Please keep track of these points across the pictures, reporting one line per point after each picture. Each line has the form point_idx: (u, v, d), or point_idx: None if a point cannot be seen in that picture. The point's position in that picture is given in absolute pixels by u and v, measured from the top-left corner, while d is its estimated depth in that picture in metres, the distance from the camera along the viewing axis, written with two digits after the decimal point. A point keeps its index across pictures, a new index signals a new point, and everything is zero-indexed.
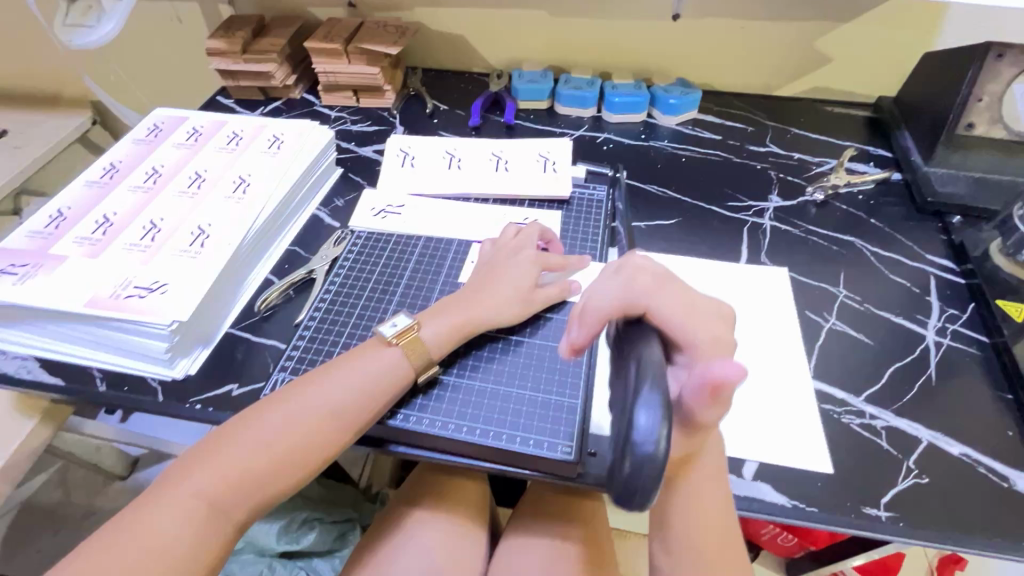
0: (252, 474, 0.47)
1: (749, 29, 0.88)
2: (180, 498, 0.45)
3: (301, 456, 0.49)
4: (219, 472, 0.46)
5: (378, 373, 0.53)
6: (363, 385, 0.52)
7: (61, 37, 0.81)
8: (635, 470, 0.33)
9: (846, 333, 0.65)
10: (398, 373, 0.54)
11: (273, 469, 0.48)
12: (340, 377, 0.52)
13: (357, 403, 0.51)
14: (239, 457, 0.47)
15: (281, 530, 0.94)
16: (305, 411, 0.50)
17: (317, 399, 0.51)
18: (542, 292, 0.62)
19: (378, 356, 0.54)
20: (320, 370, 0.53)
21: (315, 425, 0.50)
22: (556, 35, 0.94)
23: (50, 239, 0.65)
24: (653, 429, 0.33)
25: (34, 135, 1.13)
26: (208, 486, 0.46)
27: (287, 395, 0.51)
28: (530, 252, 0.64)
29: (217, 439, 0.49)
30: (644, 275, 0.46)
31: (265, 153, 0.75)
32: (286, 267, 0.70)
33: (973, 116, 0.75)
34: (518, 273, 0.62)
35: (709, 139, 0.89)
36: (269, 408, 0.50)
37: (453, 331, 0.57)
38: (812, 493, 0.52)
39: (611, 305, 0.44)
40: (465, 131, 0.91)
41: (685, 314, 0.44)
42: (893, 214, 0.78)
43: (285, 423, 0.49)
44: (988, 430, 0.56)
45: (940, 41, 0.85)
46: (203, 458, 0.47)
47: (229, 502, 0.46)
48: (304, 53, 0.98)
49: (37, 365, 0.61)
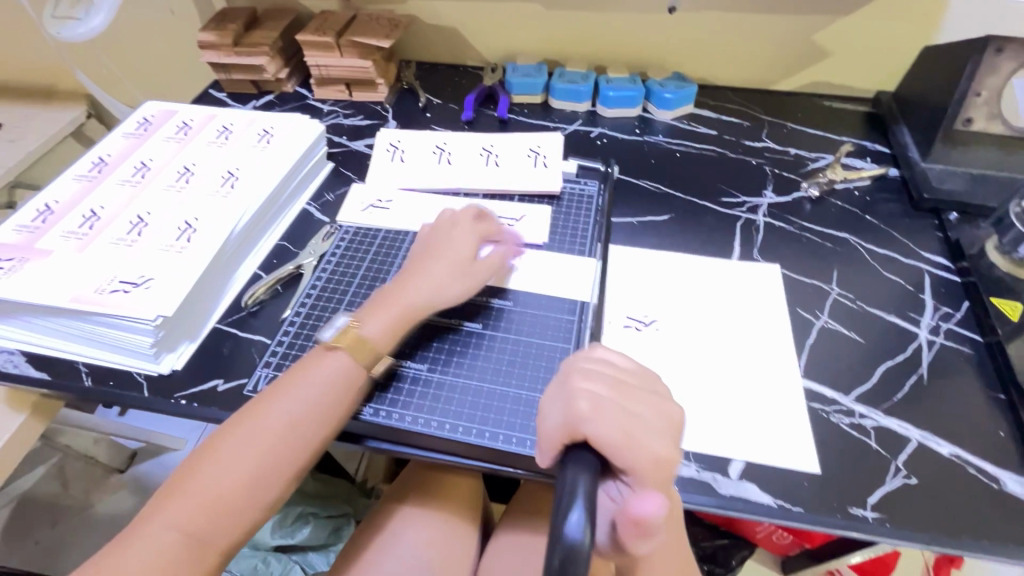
0: (227, 500, 0.47)
1: (745, 21, 0.87)
2: (157, 529, 0.44)
3: (272, 474, 0.48)
4: (192, 500, 0.46)
5: (334, 378, 0.53)
6: (328, 394, 0.52)
7: (50, 29, 0.81)
8: (564, 567, 0.30)
9: (838, 331, 0.64)
10: (350, 373, 0.54)
11: (250, 491, 0.47)
12: (303, 388, 0.52)
13: (324, 414, 0.51)
14: (209, 484, 0.47)
15: (275, 525, 0.96)
16: (271, 430, 0.50)
17: (277, 414, 0.50)
18: (479, 267, 0.62)
19: (328, 360, 0.54)
20: (277, 385, 0.53)
21: (285, 442, 0.49)
22: (550, 28, 0.93)
23: (37, 233, 0.64)
24: (582, 528, 0.31)
25: (29, 129, 1.13)
26: (184, 516, 0.45)
27: (248, 415, 0.50)
28: (462, 229, 0.64)
29: (188, 470, 0.48)
30: (600, 387, 0.42)
31: (254, 147, 0.75)
32: (274, 263, 0.70)
33: (972, 110, 0.74)
34: (453, 252, 0.62)
35: (703, 134, 0.88)
36: (232, 431, 0.49)
37: (390, 316, 0.57)
38: (798, 493, 0.51)
39: (560, 430, 0.39)
40: (458, 125, 0.90)
41: (625, 439, 0.39)
42: (889, 210, 0.77)
43: (249, 444, 0.49)
44: (980, 431, 0.56)
45: (940, 34, 0.83)
46: (176, 491, 0.47)
47: (207, 528, 0.45)
48: (296, 47, 0.97)
49: (24, 360, 0.61)
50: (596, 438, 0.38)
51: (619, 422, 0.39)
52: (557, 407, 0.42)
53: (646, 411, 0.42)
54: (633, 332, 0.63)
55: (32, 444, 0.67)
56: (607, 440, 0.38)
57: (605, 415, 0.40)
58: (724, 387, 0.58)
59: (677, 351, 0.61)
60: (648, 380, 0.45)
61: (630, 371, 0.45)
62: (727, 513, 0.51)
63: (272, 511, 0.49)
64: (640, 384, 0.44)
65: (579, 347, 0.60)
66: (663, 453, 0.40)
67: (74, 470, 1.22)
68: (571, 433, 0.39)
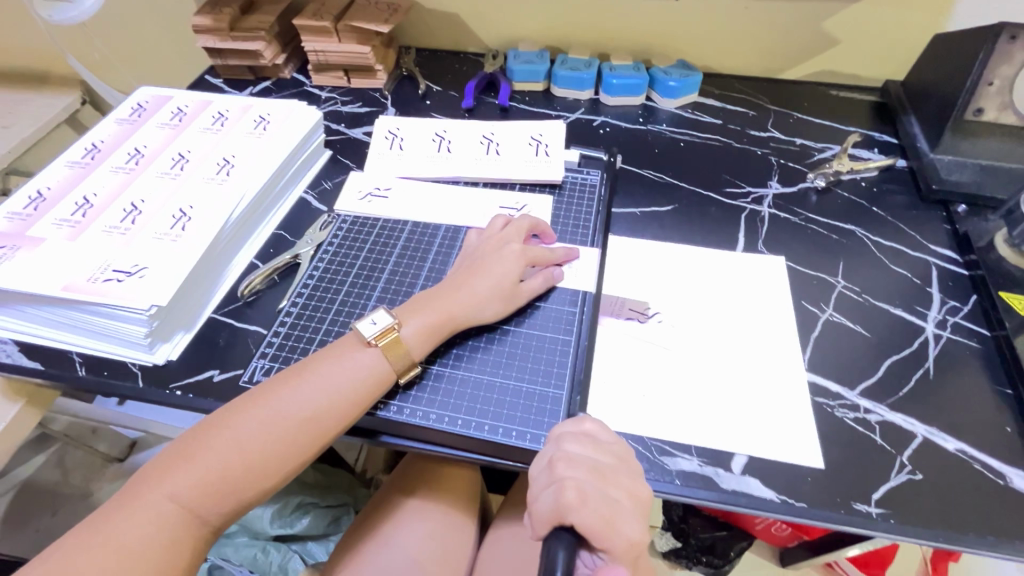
0: (227, 478, 0.46)
1: (753, 8, 0.85)
2: (154, 498, 0.44)
3: (277, 460, 0.48)
4: (194, 475, 0.45)
5: (356, 374, 0.52)
6: (345, 387, 0.51)
7: (42, 12, 0.80)
8: None
9: (844, 324, 0.63)
10: (376, 373, 0.52)
11: (250, 473, 0.47)
12: (320, 377, 0.51)
13: (337, 407, 0.50)
14: (213, 461, 0.46)
15: (274, 514, 0.93)
16: (282, 415, 0.49)
17: (294, 401, 0.49)
18: (524, 290, 0.60)
19: (357, 357, 0.52)
20: (294, 370, 0.52)
21: (294, 430, 0.49)
22: (553, 13, 0.91)
23: (29, 220, 0.63)
24: None
25: (22, 114, 1.12)
26: (184, 488, 0.45)
27: (260, 396, 0.49)
28: (516, 242, 0.62)
29: (191, 440, 0.47)
30: (584, 468, 0.42)
31: (250, 134, 0.74)
32: (271, 252, 0.69)
33: (983, 100, 0.73)
34: (503, 269, 0.59)
35: (708, 123, 0.87)
36: (241, 410, 0.48)
37: (432, 324, 0.56)
38: (801, 488, 0.51)
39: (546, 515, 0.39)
40: (459, 113, 0.89)
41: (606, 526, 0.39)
42: (896, 202, 0.76)
43: (259, 428, 0.48)
44: (986, 427, 0.55)
45: (950, 23, 0.82)
46: (177, 459, 0.46)
47: (205, 504, 0.45)
48: (294, 32, 0.95)
49: (17, 349, 0.60)
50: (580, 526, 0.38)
51: (601, 510, 0.39)
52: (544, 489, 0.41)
53: (623, 494, 0.42)
54: (636, 324, 0.62)
55: (27, 434, 0.66)
56: (589, 528, 0.38)
57: (589, 503, 0.39)
58: (725, 381, 0.57)
59: (679, 344, 0.61)
60: (624, 458, 0.45)
61: (609, 450, 0.45)
62: (729, 508, 0.50)
63: (270, 492, 0.49)
64: (618, 468, 0.44)
65: (580, 340, 0.59)
66: (635, 536, 0.40)
67: (74, 460, 1.21)
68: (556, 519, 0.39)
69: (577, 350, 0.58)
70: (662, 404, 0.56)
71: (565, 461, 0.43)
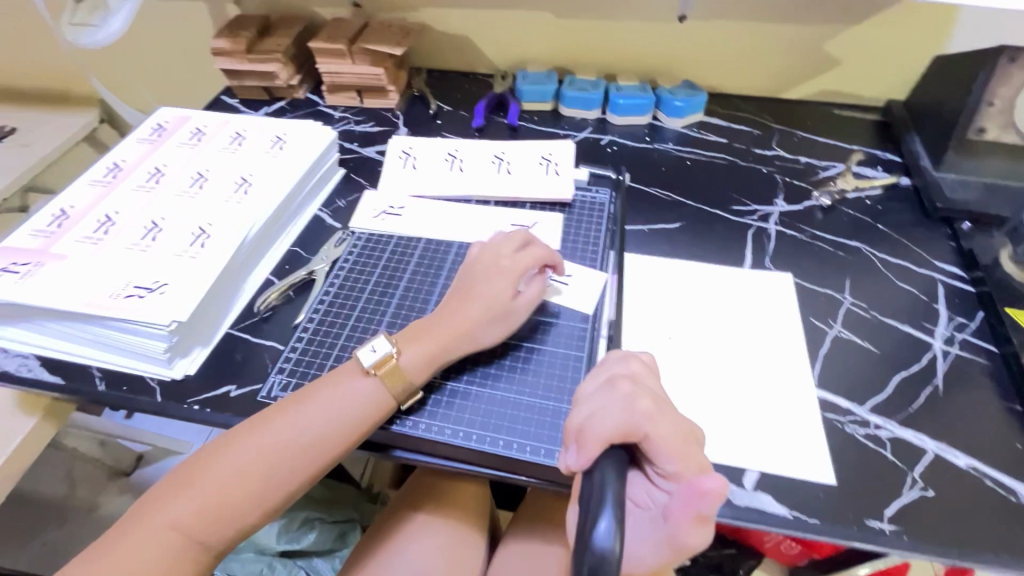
0: (226, 505, 0.47)
1: (756, 30, 0.87)
2: (156, 526, 0.45)
3: (276, 485, 0.48)
4: (194, 502, 0.46)
5: (356, 400, 0.52)
6: (344, 414, 0.51)
7: (68, 35, 0.82)
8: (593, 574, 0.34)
9: (852, 341, 0.64)
10: (376, 400, 0.53)
11: (250, 499, 0.47)
12: (320, 404, 0.51)
13: (338, 433, 0.50)
14: (213, 488, 0.47)
15: (281, 530, 0.93)
16: (281, 442, 0.49)
17: (294, 427, 0.50)
18: (520, 304, 0.59)
19: (357, 384, 0.53)
20: (295, 397, 0.52)
21: (294, 456, 0.49)
22: (562, 35, 0.93)
23: (53, 237, 0.65)
24: (609, 537, 0.34)
25: (41, 132, 1.14)
26: (185, 516, 0.46)
27: (260, 423, 0.50)
28: (505, 259, 0.61)
29: (195, 466, 0.48)
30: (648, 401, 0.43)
31: (266, 153, 0.75)
32: (286, 268, 0.70)
33: (985, 120, 0.74)
34: (497, 288, 0.59)
35: (714, 142, 0.89)
36: (241, 437, 0.49)
37: (435, 351, 0.55)
38: (811, 504, 0.51)
39: (614, 428, 0.40)
40: (469, 132, 0.90)
41: (677, 446, 0.41)
42: (901, 219, 0.77)
43: (258, 454, 0.48)
44: (996, 442, 0.55)
45: (951, 45, 0.83)
46: (179, 486, 0.47)
47: (206, 530, 0.46)
48: (309, 54, 0.98)
49: (37, 364, 0.61)
50: (653, 440, 0.40)
51: (671, 427, 0.42)
52: (606, 401, 0.43)
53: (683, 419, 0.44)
54: (644, 339, 0.63)
55: (41, 447, 0.67)
56: (661, 443, 0.40)
57: (658, 417, 0.42)
58: (735, 395, 0.58)
59: (689, 360, 0.61)
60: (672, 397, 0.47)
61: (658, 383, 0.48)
62: (741, 524, 0.50)
63: (271, 516, 0.50)
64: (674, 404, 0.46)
65: (592, 354, 0.60)
66: (702, 458, 0.41)
67: (81, 473, 1.21)
68: (629, 430, 0.40)
69: (589, 366, 0.59)
70: None
71: (624, 383, 0.45)
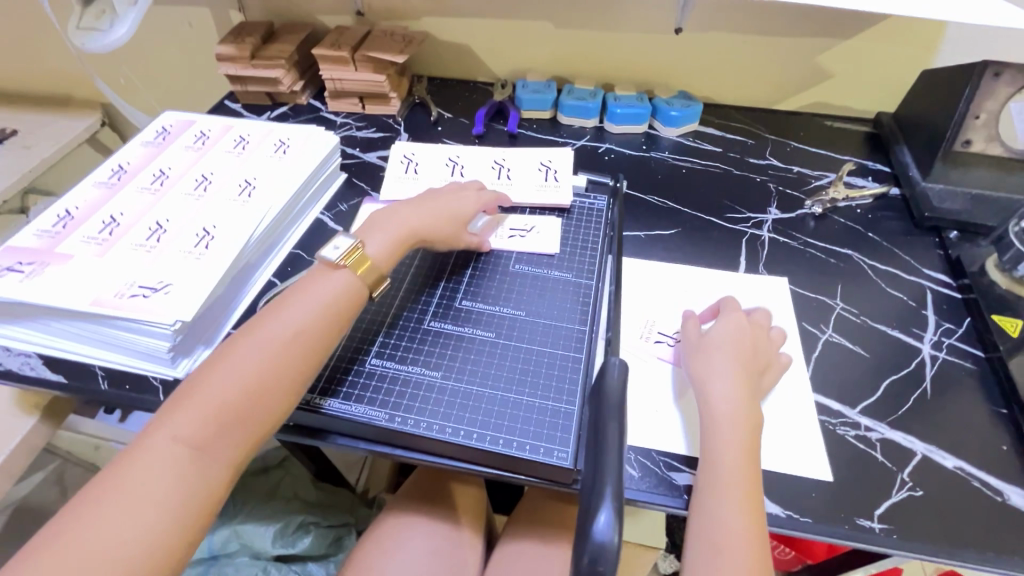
0: (228, 407, 0.46)
1: (751, 43, 0.89)
2: (158, 442, 0.43)
3: (274, 384, 0.49)
4: (194, 411, 0.45)
5: (333, 291, 0.55)
6: (323, 303, 0.54)
7: (75, 40, 0.83)
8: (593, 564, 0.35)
9: (843, 344, 0.65)
10: (351, 288, 0.56)
11: (250, 402, 0.47)
12: (305, 300, 0.54)
13: (320, 321, 0.53)
14: (211, 395, 0.46)
15: (276, 534, 0.93)
16: (272, 338, 0.50)
17: (279, 326, 0.51)
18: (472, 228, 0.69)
19: (329, 277, 0.56)
20: (278, 301, 0.54)
21: (285, 352, 0.50)
22: (560, 45, 0.95)
23: (58, 237, 0.65)
24: (608, 531, 0.36)
25: (43, 135, 1.15)
26: (187, 427, 0.44)
27: (248, 331, 0.51)
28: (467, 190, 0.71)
29: (186, 388, 0.47)
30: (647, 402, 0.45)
31: (270, 157, 0.76)
32: (289, 271, 0.71)
33: (971, 133, 0.76)
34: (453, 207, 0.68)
35: (708, 151, 0.91)
36: (233, 346, 0.50)
37: (393, 238, 0.62)
38: (804, 502, 0.52)
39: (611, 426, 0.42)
40: (469, 139, 0.92)
41: None
42: (891, 228, 0.79)
43: (250, 353, 0.49)
44: (982, 444, 0.57)
45: (939, 59, 0.86)
46: (177, 403, 0.46)
47: (212, 438, 0.45)
48: (313, 60, 0.99)
49: (40, 362, 0.62)
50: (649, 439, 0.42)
51: None
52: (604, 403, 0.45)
53: None
54: (643, 341, 0.65)
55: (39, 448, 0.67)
56: None
57: None
58: None
59: None
60: None
61: None
62: None
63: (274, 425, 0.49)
64: None
65: (591, 358, 0.61)
66: None
67: (73, 476, 1.20)
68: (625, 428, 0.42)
69: (587, 368, 0.60)
70: (668, 419, 0.58)
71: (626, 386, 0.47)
